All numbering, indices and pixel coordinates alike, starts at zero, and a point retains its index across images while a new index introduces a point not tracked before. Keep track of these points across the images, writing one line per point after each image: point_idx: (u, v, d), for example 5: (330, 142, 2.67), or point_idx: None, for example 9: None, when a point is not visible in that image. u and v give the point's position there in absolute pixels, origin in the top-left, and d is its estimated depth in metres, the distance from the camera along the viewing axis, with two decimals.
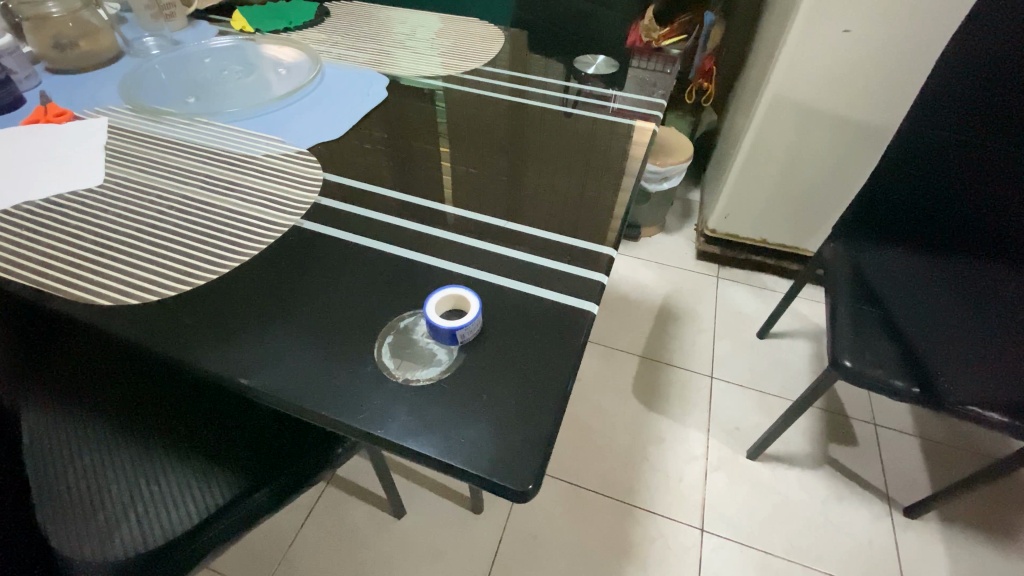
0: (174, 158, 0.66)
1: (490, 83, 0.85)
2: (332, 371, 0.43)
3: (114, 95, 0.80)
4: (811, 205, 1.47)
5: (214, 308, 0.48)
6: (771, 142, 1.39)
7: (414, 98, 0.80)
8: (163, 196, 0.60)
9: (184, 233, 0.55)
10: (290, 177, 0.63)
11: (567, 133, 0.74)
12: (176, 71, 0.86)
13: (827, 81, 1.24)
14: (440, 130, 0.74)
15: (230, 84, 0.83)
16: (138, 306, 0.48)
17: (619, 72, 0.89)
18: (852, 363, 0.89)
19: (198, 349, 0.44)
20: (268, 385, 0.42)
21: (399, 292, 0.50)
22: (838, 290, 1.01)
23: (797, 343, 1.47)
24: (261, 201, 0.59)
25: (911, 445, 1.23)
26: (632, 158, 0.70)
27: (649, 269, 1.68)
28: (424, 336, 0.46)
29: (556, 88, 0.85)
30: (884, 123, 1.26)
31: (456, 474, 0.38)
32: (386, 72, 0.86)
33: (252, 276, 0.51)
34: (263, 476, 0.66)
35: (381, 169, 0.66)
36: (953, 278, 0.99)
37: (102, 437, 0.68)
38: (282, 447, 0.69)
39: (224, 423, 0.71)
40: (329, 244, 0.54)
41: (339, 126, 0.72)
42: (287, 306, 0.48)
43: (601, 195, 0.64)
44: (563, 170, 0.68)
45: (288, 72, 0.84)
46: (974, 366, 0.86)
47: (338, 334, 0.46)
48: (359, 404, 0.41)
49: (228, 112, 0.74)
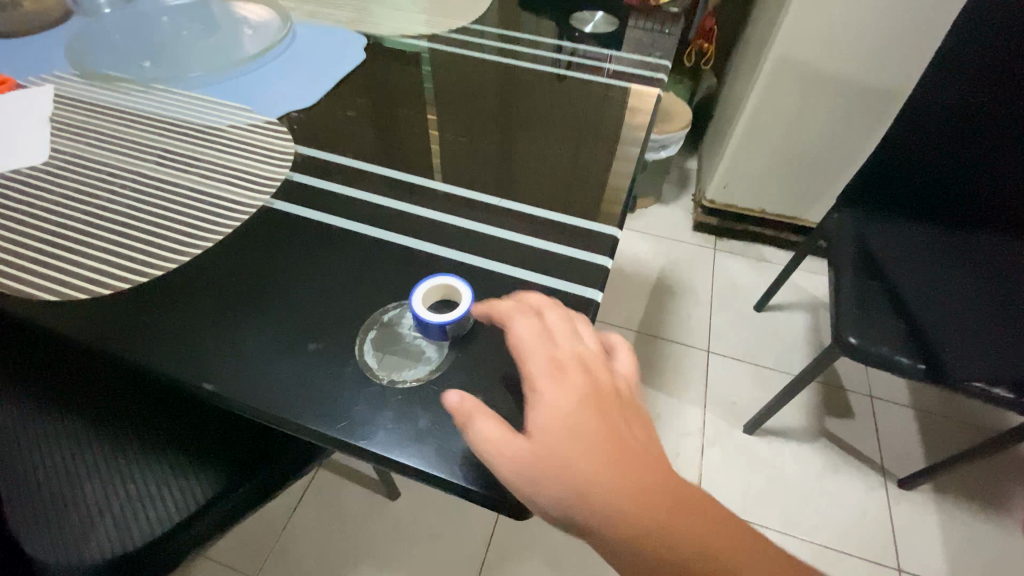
0: (131, 130, 0.59)
1: (478, 42, 0.78)
2: (309, 372, 0.39)
3: (60, 59, 0.72)
4: (812, 174, 1.42)
5: (178, 301, 0.43)
6: (774, 107, 1.32)
7: (396, 60, 0.73)
8: (117, 174, 0.53)
9: (142, 215, 0.49)
10: (258, 149, 0.57)
11: (562, 98, 0.68)
12: (129, 32, 0.77)
13: (835, 40, 1.17)
14: (427, 96, 0.67)
15: (190, 45, 0.75)
16: (91, 302, 0.42)
17: (617, 31, 0.83)
18: (855, 339, 0.86)
19: (160, 349, 0.39)
20: (237, 391, 0.37)
21: (383, 279, 0.45)
22: (841, 264, 0.98)
23: (794, 315, 1.45)
24: (227, 176, 0.53)
25: (907, 417, 1.23)
26: (634, 125, 0.64)
27: (645, 242, 1.64)
28: (410, 330, 0.42)
29: (549, 47, 0.78)
30: (892, 86, 1.20)
31: (448, 487, 0.34)
32: (364, 31, 0.78)
33: (219, 263, 0.46)
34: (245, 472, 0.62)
35: (363, 139, 0.60)
36: (960, 250, 0.96)
37: (64, 433, 0.62)
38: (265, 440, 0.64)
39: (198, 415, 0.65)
40: (302, 226, 0.49)
41: (313, 92, 0.66)
42: (257, 298, 0.43)
43: (602, 166, 0.59)
44: (560, 138, 0.63)
45: (255, 32, 0.77)
46: (981, 342, 0.83)
47: (314, 329, 0.41)
48: (340, 411, 0.37)
49: (188, 77, 0.67)
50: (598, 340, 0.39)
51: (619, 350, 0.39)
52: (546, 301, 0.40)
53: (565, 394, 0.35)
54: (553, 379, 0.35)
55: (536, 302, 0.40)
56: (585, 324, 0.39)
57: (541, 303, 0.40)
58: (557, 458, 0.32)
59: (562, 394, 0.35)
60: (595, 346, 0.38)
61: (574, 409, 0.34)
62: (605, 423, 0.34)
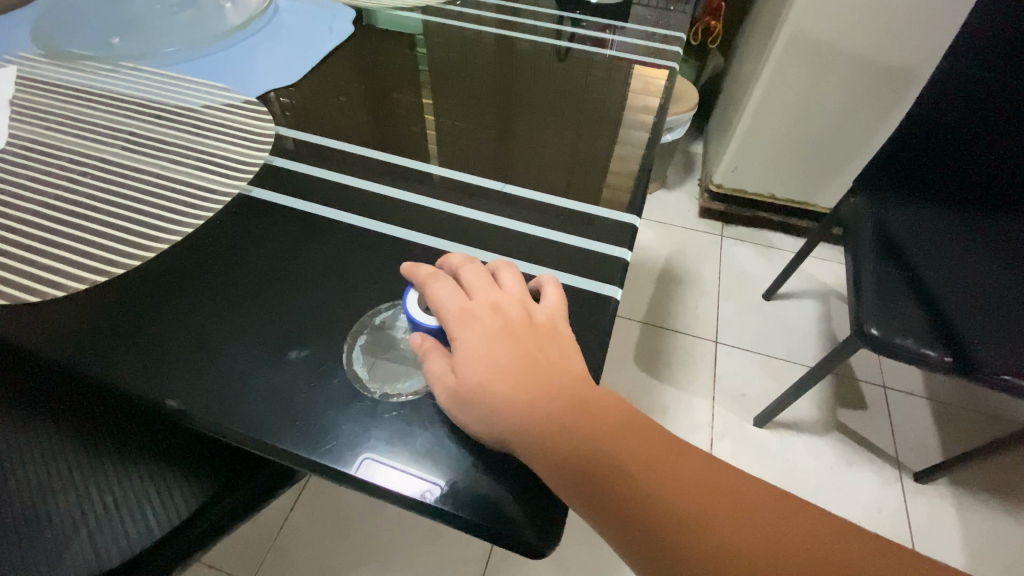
0: (96, 114, 0.53)
1: (477, 16, 0.72)
2: (292, 386, 0.34)
3: (23, 37, 0.67)
4: (825, 157, 1.37)
5: (141, 304, 0.38)
6: (786, 87, 1.26)
7: (388, 35, 0.67)
8: (80, 160, 0.48)
9: (104, 205, 0.44)
10: (235, 132, 0.51)
11: (569, 73, 0.63)
12: (98, 6, 0.71)
13: (853, 15, 1.11)
14: (422, 72, 0.62)
15: (163, 20, 0.69)
16: (44, 304, 0.38)
17: (624, 3, 0.77)
18: (878, 331, 0.82)
19: (123, 359, 0.35)
20: (207, 409, 0.33)
21: (376, 276, 0.41)
22: (861, 250, 0.93)
23: (804, 304, 1.41)
24: (201, 162, 0.48)
25: (921, 408, 1.19)
26: (648, 102, 0.59)
27: (650, 229, 1.59)
28: (404, 335, 0.37)
29: (552, 21, 0.72)
30: (911, 63, 1.14)
31: (449, 520, 0.30)
32: (354, 4, 0.72)
33: (192, 258, 0.41)
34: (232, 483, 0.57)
35: (353, 120, 0.55)
36: (983, 235, 0.92)
37: (34, 440, 0.57)
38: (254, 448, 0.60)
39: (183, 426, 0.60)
40: (283, 217, 0.44)
41: (298, 69, 0.60)
42: (235, 299, 0.38)
43: (616, 148, 0.54)
44: (567, 115, 0.58)
45: (234, 6, 0.71)
46: (1010, 333, 0.79)
47: (297, 334, 0.37)
48: (326, 431, 0.32)
49: (159, 54, 0.61)
50: (519, 282, 0.38)
51: (545, 286, 0.38)
52: (460, 255, 0.39)
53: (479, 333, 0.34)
54: (465, 323, 0.35)
55: (452, 261, 0.39)
56: (502, 267, 0.39)
57: (455, 260, 0.39)
58: (479, 395, 0.32)
59: (476, 335, 0.34)
60: (514, 286, 0.37)
61: (488, 351, 0.33)
62: (522, 352, 0.34)
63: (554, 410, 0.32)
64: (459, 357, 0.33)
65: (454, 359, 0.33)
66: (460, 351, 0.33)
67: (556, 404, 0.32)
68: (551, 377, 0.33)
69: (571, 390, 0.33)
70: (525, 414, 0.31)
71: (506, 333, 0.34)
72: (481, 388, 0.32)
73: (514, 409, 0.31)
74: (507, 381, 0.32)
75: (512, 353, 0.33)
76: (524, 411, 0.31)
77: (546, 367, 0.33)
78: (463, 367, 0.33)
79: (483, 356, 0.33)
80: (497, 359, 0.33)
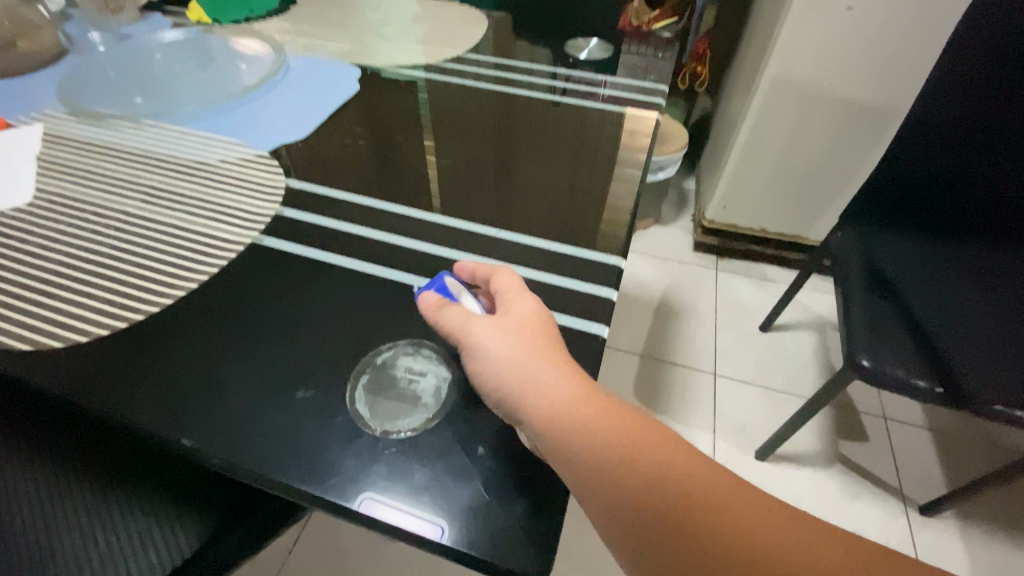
0: (118, 169, 0.57)
1: (475, 71, 0.77)
2: (296, 425, 0.36)
3: (51, 97, 0.72)
4: (813, 193, 1.41)
5: (158, 347, 0.40)
6: (771, 127, 1.32)
7: (392, 89, 0.72)
8: (103, 213, 0.52)
9: (125, 255, 0.47)
10: (249, 185, 0.55)
11: (561, 121, 0.68)
12: (124, 68, 0.77)
13: (829, 60, 1.17)
14: (424, 120, 0.67)
15: (183, 80, 0.75)
16: (66, 349, 0.40)
17: (613, 56, 0.82)
18: (869, 363, 0.83)
19: (140, 400, 0.37)
20: (213, 446, 0.35)
21: (379, 318, 0.43)
22: (850, 284, 0.95)
23: (801, 335, 1.43)
24: (216, 213, 0.52)
25: (923, 438, 1.19)
26: (635, 149, 0.63)
27: (646, 263, 1.63)
28: (404, 373, 0.39)
29: (545, 75, 0.78)
30: (889, 104, 1.20)
31: (447, 552, 0.32)
32: (359, 62, 0.78)
33: (206, 304, 0.44)
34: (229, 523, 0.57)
35: (359, 170, 0.59)
36: (970, 267, 0.94)
37: (50, 480, 0.58)
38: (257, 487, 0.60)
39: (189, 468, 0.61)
40: (292, 264, 0.47)
41: (308, 123, 0.65)
42: (246, 341, 0.41)
43: (605, 189, 0.57)
44: (559, 161, 0.62)
45: (250, 66, 0.76)
46: (1001, 364, 0.80)
47: (303, 375, 0.39)
48: (329, 467, 0.34)
49: (179, 112, 0.66)
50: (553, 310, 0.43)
51: None
52: None
53: (510, 327, 0.38)
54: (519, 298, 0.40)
55: None
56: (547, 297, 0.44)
57: None
58: (509, 343, 0.37)
59: (507, 332, 0.37)
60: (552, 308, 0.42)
61: (530, 321, 0.38)
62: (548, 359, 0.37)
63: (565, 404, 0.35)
64: (487, 344, 0.37)
65: (479, 346, 0.37)
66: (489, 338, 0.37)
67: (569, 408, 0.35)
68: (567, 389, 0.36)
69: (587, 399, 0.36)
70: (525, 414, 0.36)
71: (537, 341, 0.37)
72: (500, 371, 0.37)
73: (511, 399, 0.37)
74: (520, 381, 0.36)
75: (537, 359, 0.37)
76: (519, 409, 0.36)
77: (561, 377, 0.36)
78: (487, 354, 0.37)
79: (509, 352, 0.37)
80: (523, 358, 0.36)
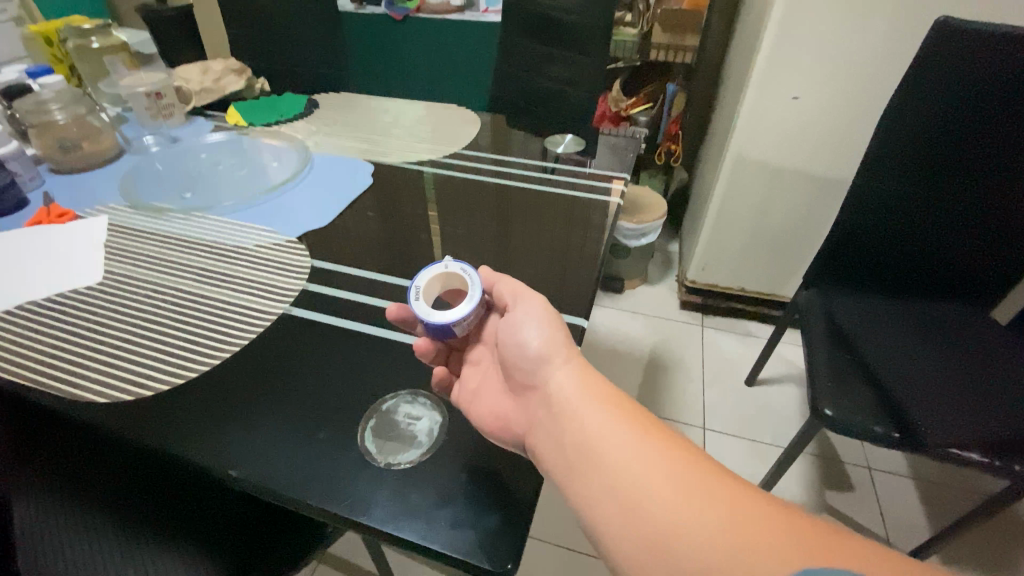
0: (171, 253, 0.69)
1: (469, 164, 0.92)
2: (317, 459, 0.45)
3: (114, 192, 0.86)
4: (784, 254, 1.53)
5: (207, 398, 0.50)
6: (740, 197, 1.46)
7: (398, 181, 0.86)
8: (160, 290, 0.63)
9: (179, 325, 0.58)
10: (279, 265, 0.67)
11: (541, 204, 0.81)
12: (174, 167, 0.92)
13: (783, 140, 1.32)
14: (428, 197, 0.82)
15: (224, 176, 0.89)
16: (133, 401, 0.50)
17: (586, 149, 0.98)
18: (832, 411, 0.91)
19: (193, 441, 0.46)
20: (254, 478, 0.43)
21: (385, 372, 0.53)
22: (813, 340, 1.04)
23: (784, 388, 1.49)
24: (252, 290, 0.63)
25: (907, 488, 1.23)
26: (601, 228, 0.76)
27: (636, 322, 1.72)
28: (404, 417, 0.49)
29: (528, 165, 0.92)
30: (842, 176, 1.33)
31: (437, 557, 0.39)
32: (372, 159, 0.93)
33: (245, 364, 0.54)
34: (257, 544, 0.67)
35: (371, 249, 0.70)
36: (920, 320, 1.04)
37: (83, 522, 0.64)
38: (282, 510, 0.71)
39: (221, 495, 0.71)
40: (314, 330, 0.58)
41: (328, 212, 0.78)
42: (277, 395, 0.51)
43: (574, 262, 0.69)
44: (538, 237, 0.74)
45: (281, 164, 0.91)
46: (954, 410, 0.87)
47: (322, 420, 0.48)
48: (343, 492, 0.43)
49: (223, 205, 0.79)
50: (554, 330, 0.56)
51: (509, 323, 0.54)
52: None
53: (544, 323, 0.50)
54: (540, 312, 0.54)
55: None
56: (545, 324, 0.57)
57: None
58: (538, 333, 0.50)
59: (543, 326, 0.50)
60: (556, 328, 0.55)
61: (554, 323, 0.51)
62: (559, 363, 0.48)
63: (560, 409, 0.45)
64: (518, 328, 0.50)
65: (512, 325, 0.51)
66: (523, 322, 0.50)
67: (564, 409, 0.45)
68: (567, 392, 0.46)
69: (581, 402, 0.45)
70: (531, 400, 0.48)
71: (559, 343, 0.49)
72: (512, 356, 0.50)
73: (517, 380, 0.50)
74: (531, 373, 0.49)
75: (553, 361, 0.48)
76: (525, 391, 0.49)
77: (566, 381, 0.47)
78: (516, 332, 0.50)
79: (534, 344, 0.49)
80: (541, 355, 0.48)
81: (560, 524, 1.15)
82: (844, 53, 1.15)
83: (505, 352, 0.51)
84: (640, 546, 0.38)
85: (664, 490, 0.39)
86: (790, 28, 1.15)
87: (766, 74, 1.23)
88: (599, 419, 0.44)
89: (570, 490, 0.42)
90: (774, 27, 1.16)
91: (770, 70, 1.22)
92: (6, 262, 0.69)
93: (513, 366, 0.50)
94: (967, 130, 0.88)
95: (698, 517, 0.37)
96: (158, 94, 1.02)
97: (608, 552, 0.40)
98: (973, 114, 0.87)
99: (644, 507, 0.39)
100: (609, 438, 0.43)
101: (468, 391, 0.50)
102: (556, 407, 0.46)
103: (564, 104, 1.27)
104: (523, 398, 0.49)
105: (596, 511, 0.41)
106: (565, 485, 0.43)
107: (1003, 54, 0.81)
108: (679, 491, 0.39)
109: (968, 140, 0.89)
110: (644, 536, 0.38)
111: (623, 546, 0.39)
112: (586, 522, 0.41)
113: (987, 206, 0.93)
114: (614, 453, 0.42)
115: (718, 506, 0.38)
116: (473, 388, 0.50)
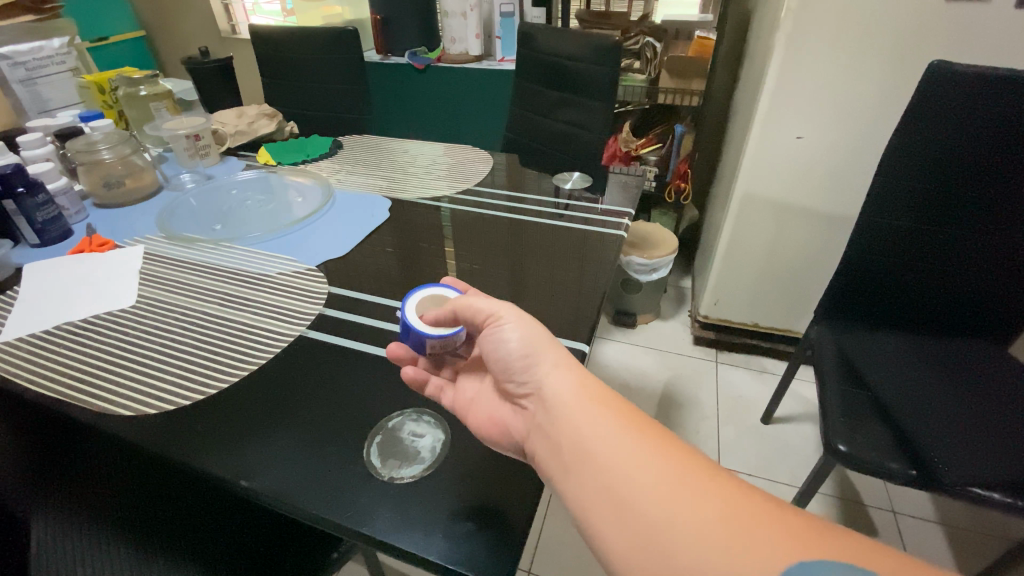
0: (202, 280, 0.75)
1: (483, 200, 0.96)
2: (326, 472, 0.47)
3: (151, 225, 0.92)
4: (795, 289, 1.53)
5: (228, 414, 0.53)
6: (750, 233, 1.47)
7: (415, 216, 0.91)
8: (188, 313, 0.67)
9: (205, 344, 0.62)
10: (298, 291, 0.71)
11: (549, 235, 0.84)
12: (207, 202, 0.98)
13: (789, 178, 1.35)
14: (444, 229, 0.86)
15: (252, 211, 0.95)
16: (155, 417, 0.52)
17: (593, 185, 1.03)
18: (845, 446, 0.89)
19: (210, 454, 0.49)
20: (269, 488, 0.46)
21: (394, 394, 0.55)
22: (826, 374, 1.03)
23: (803, 427, 1.46)
24: (272, 314, 0.67)
25: (936, 534, 1.17)
26: (606, 258, 0.79)
27: (648, 356, 1.72)
28: (409, 434, 0.51)
29: (540, 200, 0.96)
30: (849, 214, 1.34)
31: (436, 568, 0.41)
32: (390, 195, 0.98)
33: (258, 383, 0.57)
34: (269, 560, 0.65)
35: (387, 277, 0.74)
36: (937, 354, 1.02)
37: (94, 544, 0.65)
38: (291, 519, 0.70)
39: (231, 509, 0.70)
40: (326, 350, 0.61)
41: (347, 244, 0.82)
42: (289, 414, 0.53)
43: (580, 290, 0.72)
44: (546, 266, 0.77)
45: (304, 199, 0.97)
46: (972, 447, 0.84)
47: (333, 435, 0.51)
48: (348, 503, 0.44)
49: (250, 237, 0.85)
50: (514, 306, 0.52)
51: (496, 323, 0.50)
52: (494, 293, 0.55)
53: (524, 334, 0.49)
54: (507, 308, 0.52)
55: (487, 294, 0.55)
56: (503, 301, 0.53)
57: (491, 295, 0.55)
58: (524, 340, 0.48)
59: (520, 326, 0.49)
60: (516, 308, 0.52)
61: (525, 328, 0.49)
62: (548, 366, 0.47)
63: (554, 411, 0.44)
64: (498, 336, 0.49)
65: (491, 337, 0.50)
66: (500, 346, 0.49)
67: (558, 411, 0.44)
68: (561, 393, 0.45)
69: (576, 402, 0.44)
70: (527, 404, 0.48)
71: (542, 343, 0.48)
72: (498, 365, 0.49)
73: (509, 388, 0.49)
74: (522, 380, 0.48)
75: (542, 362, 0.47)
76: (519, 397, 0.49)
77: (558, 383, 0.45)
78: (497, 347, 0.49)
79: (517, 348, 0.48)
80: (526, 358, 0.47)
81: (568, 561, 1.12)
82: (841, 97, 1.20)
83: (490, 360, 0.50)
84: (637, 554, 0.37)
85: (660, 492, 0.38)
86: (791, 72, 1.20)
87: (769, 114, 1.27)
88: (592, 420, 0.43)
89: (565, 491, 0.42)
90: (775, 72, 1.22)
91: (773, 111, 1.27)
92: (51, 288, 0.75)
93: (504, 379, 0.49)
94: (964, 169, 0.90)
95: (696, 516, 0.36)
96: (196, 136, 1.10)
97: (606, 554, 0.39)
98: (970, 154, 0.88)
99: (639, 511, 0.38)
100: (602, 443, 0.41)
101: (465, 398, 0.52)
102: (549, 412, 0.45)
103: (574, 144, 1.33)
104: (523, 408, 0.49)
105: (591, 517, 0.40)
106: (560, 486, 0.42)
107: (998, 98, 0.83)
108: (676, 487, 0.38)
109: (974, 177, 0.90)
110: (640, 540, 0.37)
111: (620, 554, 0.38)
112: (579, 522, 0.41)
113: (991, 242, 0.94)
114: (608, 457, 0.41)
115: (714, 509, 0.36)
116: (471, 397, 0.53)
